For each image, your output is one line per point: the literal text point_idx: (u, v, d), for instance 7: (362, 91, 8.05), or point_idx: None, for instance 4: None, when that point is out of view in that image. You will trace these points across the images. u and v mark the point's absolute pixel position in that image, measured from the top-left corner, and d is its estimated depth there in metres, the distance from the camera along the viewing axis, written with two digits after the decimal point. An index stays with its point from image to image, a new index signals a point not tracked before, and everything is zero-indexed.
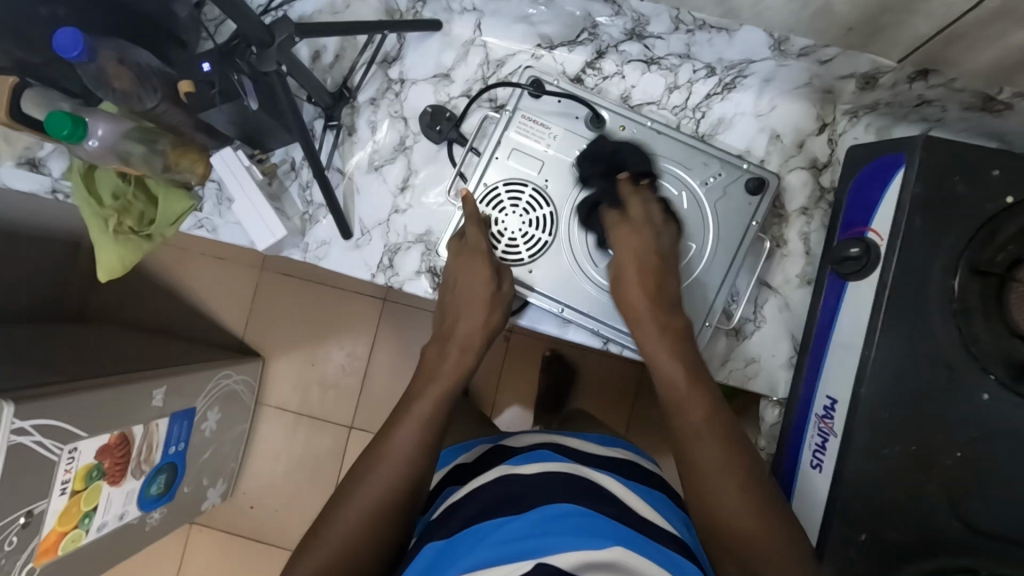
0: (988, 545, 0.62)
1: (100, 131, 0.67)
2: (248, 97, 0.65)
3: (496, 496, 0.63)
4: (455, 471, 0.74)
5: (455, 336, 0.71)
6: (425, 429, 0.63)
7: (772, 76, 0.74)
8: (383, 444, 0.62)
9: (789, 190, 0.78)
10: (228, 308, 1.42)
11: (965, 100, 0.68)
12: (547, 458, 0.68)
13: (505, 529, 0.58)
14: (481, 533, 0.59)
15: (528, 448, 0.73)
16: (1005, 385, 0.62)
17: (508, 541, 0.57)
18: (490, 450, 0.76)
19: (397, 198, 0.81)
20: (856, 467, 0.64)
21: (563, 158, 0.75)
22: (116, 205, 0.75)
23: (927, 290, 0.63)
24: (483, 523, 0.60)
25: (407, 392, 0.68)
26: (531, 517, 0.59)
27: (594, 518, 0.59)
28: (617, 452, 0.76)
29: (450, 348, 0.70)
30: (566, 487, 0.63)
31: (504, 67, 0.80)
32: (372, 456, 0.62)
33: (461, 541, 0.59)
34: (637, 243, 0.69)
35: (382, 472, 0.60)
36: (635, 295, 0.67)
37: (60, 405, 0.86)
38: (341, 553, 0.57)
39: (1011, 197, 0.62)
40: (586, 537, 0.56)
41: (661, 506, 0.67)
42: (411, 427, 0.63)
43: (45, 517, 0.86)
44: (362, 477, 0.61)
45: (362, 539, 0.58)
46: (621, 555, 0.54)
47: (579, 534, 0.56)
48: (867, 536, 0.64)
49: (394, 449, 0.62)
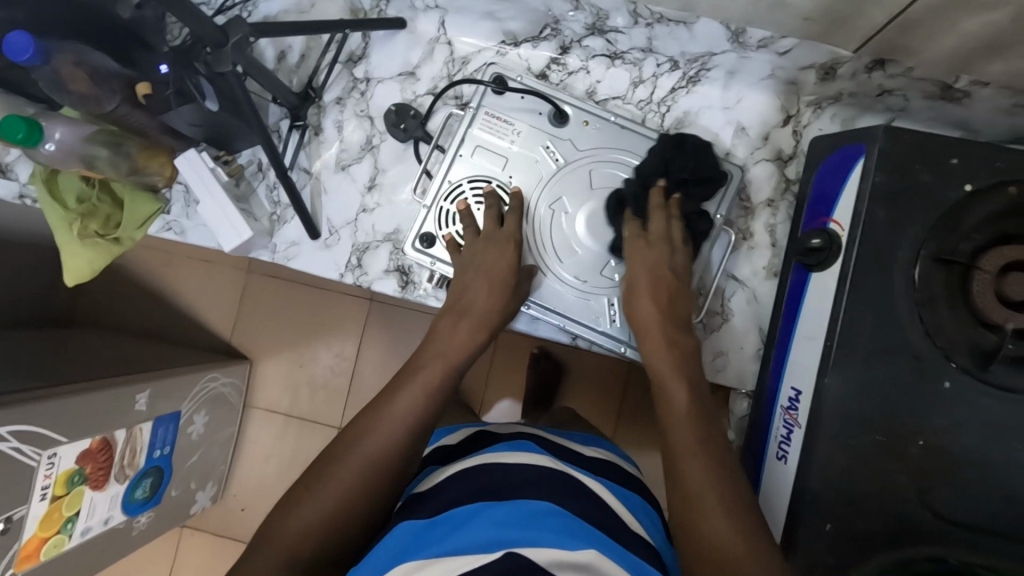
0: (953, 532, 0.62)
1: (58, 135, 0.67)
2: (207, 98, 0.69)
3: (476, 483, 0.61)
4: (439, 451, 0.73)
5: (471, 314, 0.69)
6: (424, 407, 0.62)
7: (736, 68, 0.74)
8: (376, 415, 0.61)
9: (755, 182, 0.78)
10: (211, 311, 1.42)
11: (926, 88, 0.69)
12: (535, 449, 0.68)
13: (482, 520, 0.56)
14: (459, 520, 0.57)
15: (514, 436, 0.72)
16: (970, 373, 0.62)
17: (486, 529, 0.55)
18: (479, 432, 0.75)
19: (365, 198, 0.81)
20: (821, 457, 0.63)
21: (527, 154, 0.75)
22: (81, 208, 0.75)
23: (890, 279, 0.63)
24: (459, 511, 0.58)
25: (405, 367, 0.66)
26: (507, 510, 0.57)
27: (572, 518, 0.57)
28: (596, 452, 0.76)
29: (465, 321, 0.69)
30: (551, 478, 0.62)
31: (469, 64, 0.80)
32: (364, 425, 0.60)
33: (438, 526, 0.57)
34: (654, 263, 0.69)
35: (371, 443, 0.59)
36: (650, 316, 0.67)
37: (40, 410, 0.86)
38: (320, 519, 0.55)
39: (970, 184, 0.62)
40: (562, 538, 0.54)
41: (635, 508, 0.67)
42: (411, 401, 0.62)
43: (26, 523, 0.86)
44: (351, 445, 0.59)
45: (342, 507, 0.56)
46: (597, 559, 0.52)
47: (557, 532, 0.54)
48: (834, 526, 0.63)
49: (385, 421, 0.60)
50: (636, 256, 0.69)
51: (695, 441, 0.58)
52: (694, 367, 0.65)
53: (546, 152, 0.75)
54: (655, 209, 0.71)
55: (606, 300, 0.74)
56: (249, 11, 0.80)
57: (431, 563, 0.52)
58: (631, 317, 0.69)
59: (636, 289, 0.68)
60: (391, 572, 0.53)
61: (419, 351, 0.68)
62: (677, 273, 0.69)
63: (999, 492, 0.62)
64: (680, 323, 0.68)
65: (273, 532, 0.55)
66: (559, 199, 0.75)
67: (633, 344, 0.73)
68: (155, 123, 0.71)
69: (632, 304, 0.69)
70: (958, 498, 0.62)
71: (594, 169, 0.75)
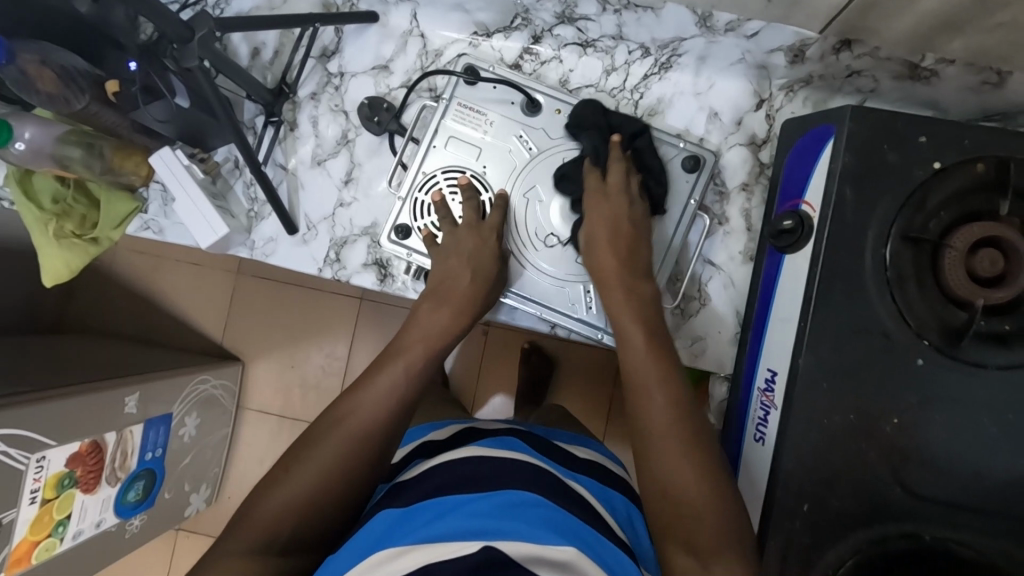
0: (928, 508, 0.63)
1: (27, 135, 0.68)
2: (179, 95, 0.70)
3: (456, 474, 0.61)
4: (424, 446, 0.72)
5: (453, 297, 0.68)
6: (403, 389, 0.62)
7: (705, 54, 0.74)
8: (353, 400, 0.61)
9: (729, 167, 0.78)
10: (199, 312, 1.42)
11: (893, 69, 0.69)
12: (517, 445, 0.68)
13: (463, 509, 0.56)
14: (440, 508, 0.56)
15: (499, 432, 0.72)
16: (940, 350, 0.63)
17: (467, 518, 0.54)
18: (467, 428, 0.74)
19: (341, 192, 0.81)
20: (796, 439, 0.64)
21: (500, 144, 0.75)
22: (55, 208, 0.75)
23: (860, 260, 0.64)
24: (440, 501, 0.57)
25: (383, 355, 0.66)
26: (489, 500, 0.57)
27: (555, 511, 0.57)
28: (582, 453, 0.75)
29: (442, 310, 0.69)
30: (530, 472, 0.62)
31: (442, 57, 0.81)
32: (342, 409, 0.60)
33: (419, 513, 0.56)
34: (613, 214, 0.69)
35: (348, 427, 0.59)
36: (609, 266, 0.67)
37: (27, 414, 0.86)
38: (295, 503, 0.55)
39: (939, 162, 0.63)
40: (543, 532, 0.53)
41: (615, 510, 0.66)
42: (391, 384, 0.62)
43: (16, 526, 0.86)
44: (328, 429, 0.59)
45: (323, 487, 0.56)
46: (576, 557, 0.51)
47: (538, 525, 0.54)
48: (811, 507, 0.64)
49: (363, 405, 0.60)
50: (593, 225, 0.69)
51: (661, 404, 0.59)
52: (661, 327, 0.65)
53: (519, 141, 0.75)
54: (615, 160, 0.71)
55: (582, 286, 0.74)
56: (222, 7, 0.81)
57: (407, 551, 0.51)
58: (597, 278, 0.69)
59: (595, 248, 0.68)
60: (367, 558, 0.52)
61: (400, 337, 0.67)
62: (638, 225, 0.70)
63: (971, 469, 0.62)
64: (641, 272, 0.68)
65: (248, 516, 0.54)
66: (533, 188, 0.75)
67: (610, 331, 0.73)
68: (126, 122, 0.71)
69: (595, 259, 0.68)
70: (932, 476, 0.63)
71: (567, 157, 0.75)
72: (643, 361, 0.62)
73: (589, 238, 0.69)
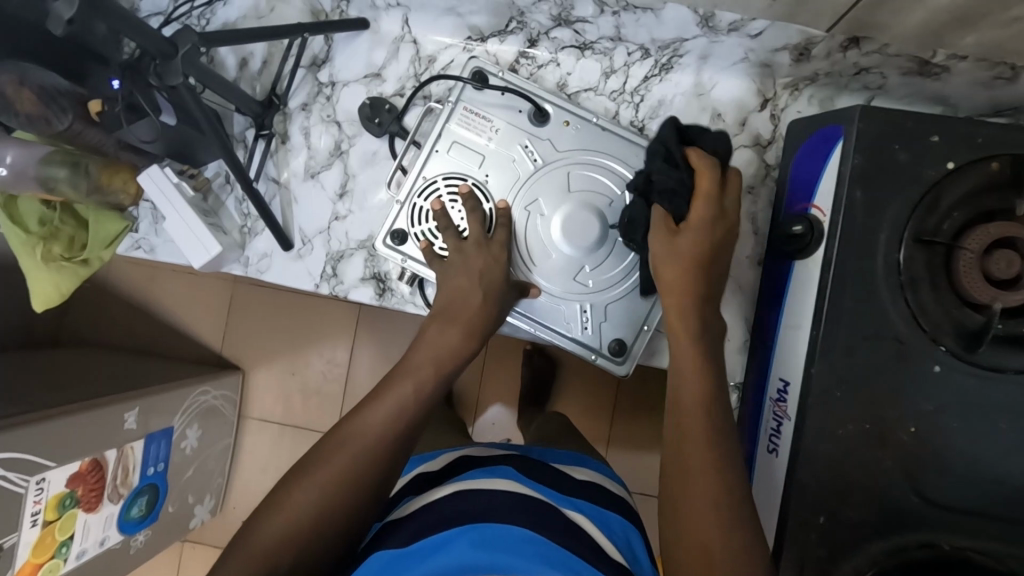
0: (945, 516, 0.61)
1: (9, 158, 0.68)
2: (163, 112, 0.66)
3: (445, 512, 0.59)
4: (419, 478, 0.69)
5: (455, 314, 0.65)
6: (405, 414, 0.59)
7: (708, 53, 0.72)
8: (359, 422, 0.58)
9: (734, 170, 0.76)
10: (195, 322, 1.41)
11: (903, 65, 0.67)
12: (513, 476, 0.65)
13: (453, 547, 0.54)
14: (429, 548, 0.55)
15: (493, 461, 0.69)
16: (957, 355, 0.61)
17: (454, 558, 0.53)
18: (460, 457, 0.72)
19: (336, 205, 0.79)
20: (809, 451, 0.62)
21: (504, 152, 0.73)
22: (42, 231, 0.74)
23: (873, 265, 0.62)
24: (427, 540, 0.56)
25: (389, 373, 0.63)
26: (477, 533, 0.55)
27: (545, 543, 0.55)
28: (581, 474, 0.72)
29: (454, 326, 0.65)
30: (523, 506, 0.59)
31: (436, 62, 0.78)
32: (343, 431, 0.57)
33: (409, 556, 0.55)
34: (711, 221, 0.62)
35: (347, 455, 0.56)
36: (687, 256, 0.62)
37: (24, 436, 0.84)
38: (289, 530, 0.52)
39: (953, 161, 0.61)
40: (534, 565, 0.52)
41: (613, 533, 0.63)
42: (397, 406, 0.59)
43: (17, 550, 0.85)
44: (327, 454, 0.56)
45: (321, 517, 0.53)
46: None
47: (530, 558, 0.52)
48: (826, 518, 0.62)
49: (363, 432, 0.57)
50: (687, 235, 0.62)
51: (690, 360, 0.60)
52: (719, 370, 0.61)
53: (524, 152, 0.73)
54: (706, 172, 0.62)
55: (578, 306, 0.73)
56: (207, 19, 0.79)
57: None
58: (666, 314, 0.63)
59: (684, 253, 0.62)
60: None
61: (407, 357, 0.64)
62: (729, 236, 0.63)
63: (990, 476, 0.61)
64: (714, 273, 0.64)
65: (244, 547, 0.52)
66: (535, 201, 0.73)
67: (603, 351, 0.73)
68: (111, 140, 0.69)
69: (669, 259, 0.62)
70: (949, 482, 0.61)
71: (573, 170, 0.73)
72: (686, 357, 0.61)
73: (675, 236, 0.62)
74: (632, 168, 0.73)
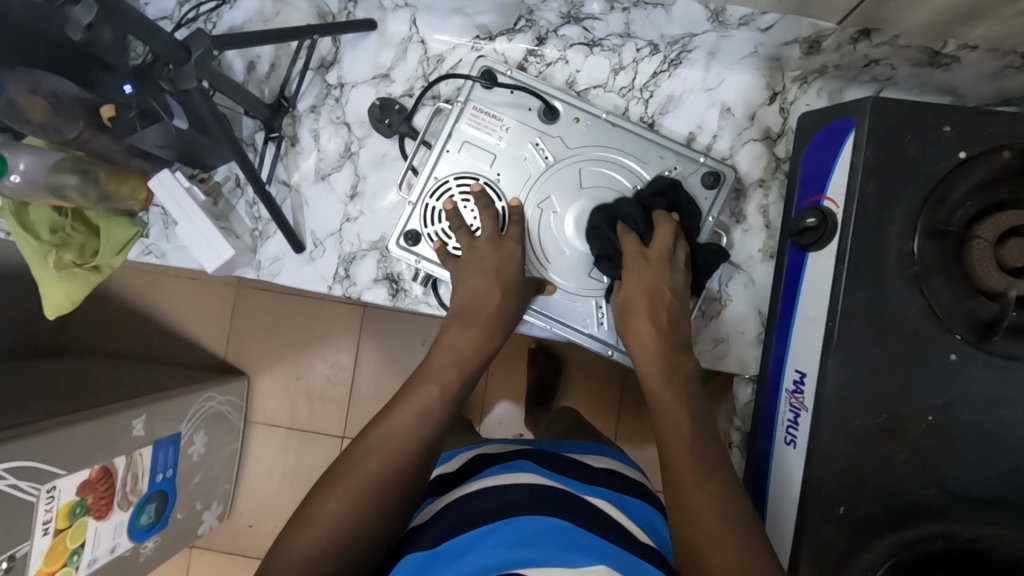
0: (964, 504, 0.62)
1: (22, 165, 0.67)
2: (174, 117, 0.66)
3: (468, 512, 0.59)
4: (437, 479, 0.70)
5: (470, 314, 0.66)
6: (423, 414, 0.59)
7: (717, 49, 0.73)
8: (379, 431, 0.57)
9: (744, 165, 0.77)
10: (200, 327, 1.40)
11: (912, 57, 0.67)
12: (530, 469, 0.65)
13: (480, 548, 0.54)
14: (458, 549, 0.55)
15: (513, 456, 0.69)
16: (972, 345, 0.61)
17: (484, 557, 0.53)
18: (477, 454, 0.72)
19: (347, 207, 0.79)
20: (828, 442, 0.62)
21: (515, 151, 0.73)
22: (54, 239, 0.73)
23: (888, 256, 0.62)
24: (454, 543, 0.56)
25: (409, 380, 0.63)
26: (503, 532, 0.55)
27: (572, 532, 0.55)
28: (598, 462, 0.71)
29: (470, 326, 0.65)
30: (543, 497, 0.59)
31: (444, 62, 0.78)
32: (372, 434, 0.57)
33: (439, 559, 0.55)
34: (654, 281, 0.65)
35: (378, 460, 0.55)
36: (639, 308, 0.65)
37: (34, 444, 0.84)
38: (325, 540, 0.52)
39: (964, 152, 0.61)
40: (567, 555, 0.52)
41: (636, 517, 0.63)
42: (419, 405, 0.59)
43: (29, 559, 0.84)
44: (358, 459, 0.56)
45: (357, 522, 0.53)
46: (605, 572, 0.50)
47: (561, 548, 0.53)
48: (845, 508, 0.62)
49: (391, 436, 0.57)
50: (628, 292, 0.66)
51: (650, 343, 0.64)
52: (690, 380, 0.62)
53: (535, 150, 0.73)
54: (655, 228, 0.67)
55: (593, 302, 0.73)
56: (213, 22, 0.78)
57: None
58: (631, 342, 0.65)
59: (630, 279, 0.65)
60: None
61: (428, 359, 0.64)
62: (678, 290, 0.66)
63: (1007, 463, 0.61)
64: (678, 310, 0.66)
65: (280, 559, 0.51)
66: (548, 198, 0.73)
67: (619, 346, 0.72)
68: (122, 146, 0.69)
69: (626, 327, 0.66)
70: (967, 470, 0.61)
71: (584, 167, 0.73)
72: (645, 346, 0.64)
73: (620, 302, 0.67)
74: (644, 164, 0.73)
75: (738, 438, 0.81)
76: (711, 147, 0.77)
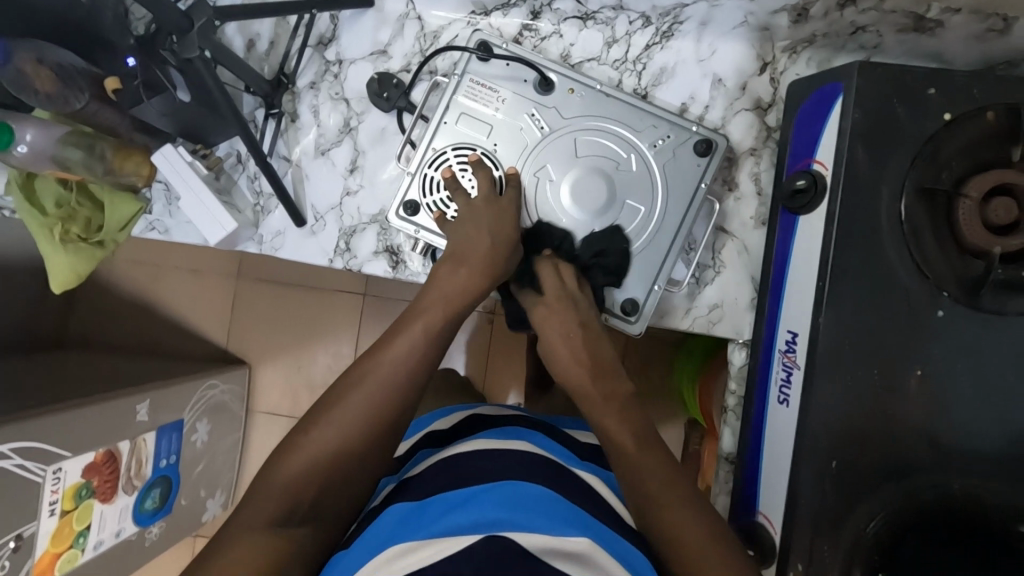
0: (953, 458, 0.63)
1: (29, 136, 0.68)
2: (178, 89, 0.68)
3: (468, 470, 0.60)
4: (433, 434, 0.71)
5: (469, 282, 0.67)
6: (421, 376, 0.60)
7: (708, 18, 0.75)
8: (369, 372, 0.60)
9: (737, 134, 0.78)
10: (201, 316, 1.41)
11: (898, 22, 0.69)
12: (525, 436, 0.67)
13: (472, 506, 0.54)
14: (451, 504, 0.55)
15: (510, 422, 0.70)
16: (960, 300, 0.63)
17: (472, 513, 0.53)
18: (472, 415, 0.73)
19: (347, 180, 0.81)
20: (820, 400, 0.64)
21: (512, 121, 0.75)
22: (59, 213, 0.75)
23: (877, 217, 0.63)
24: (446, 496, 0.57)
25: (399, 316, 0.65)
26: (500, 492, 0.55)
27: (563, 504, 0.56)
28: (587, 439, 0.74)
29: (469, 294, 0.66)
30: (535, 465, 0.61)
31: (441, 37, 0.80)
32: (361, 370, 0.60)
33: (427, 509, 0.56)
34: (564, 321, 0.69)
35: (365, 392, 0.58)
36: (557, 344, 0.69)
37: (40, 427, 0.85)
38: (309, 467, 0.55)
39: (949, 113, 0.63)
40: (557, 524, 0.52)
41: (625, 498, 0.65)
42: (419, 366, 0.60)
43: (36, 539, 0.86)
44: (344, 392, 0.59)
45: (340, 453, 0.56)
46: (590, 548, 0.50)
47: (553, 516, 0.53)
48: (838, 464, 0.64)
49: (379, 371, 0.59)
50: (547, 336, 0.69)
51: (577, 373, 0.67)
52: (625, 399, 0.65)
53: (531, 120, 0.75)
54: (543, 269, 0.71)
55: None
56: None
57: (417, 548, 0.50)
58: (563, 374, 0.68)
59: (544, 326, 0.69)
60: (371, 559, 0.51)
61: (418, 295, 0.66)
62: (587, 323, 0.69)
63: (995, 417, 0.63)
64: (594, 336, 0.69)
65: (269, 483, 0.55)
66: (544, 167, 0.74)
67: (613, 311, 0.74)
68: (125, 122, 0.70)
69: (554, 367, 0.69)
70: (955, 425, 0.63)
71: (578, 136, 0.74)
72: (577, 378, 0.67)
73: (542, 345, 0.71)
74: (637, 132, 0.74)
75: (734, 404, 0.81)
76: (703, 117, 0.78)
